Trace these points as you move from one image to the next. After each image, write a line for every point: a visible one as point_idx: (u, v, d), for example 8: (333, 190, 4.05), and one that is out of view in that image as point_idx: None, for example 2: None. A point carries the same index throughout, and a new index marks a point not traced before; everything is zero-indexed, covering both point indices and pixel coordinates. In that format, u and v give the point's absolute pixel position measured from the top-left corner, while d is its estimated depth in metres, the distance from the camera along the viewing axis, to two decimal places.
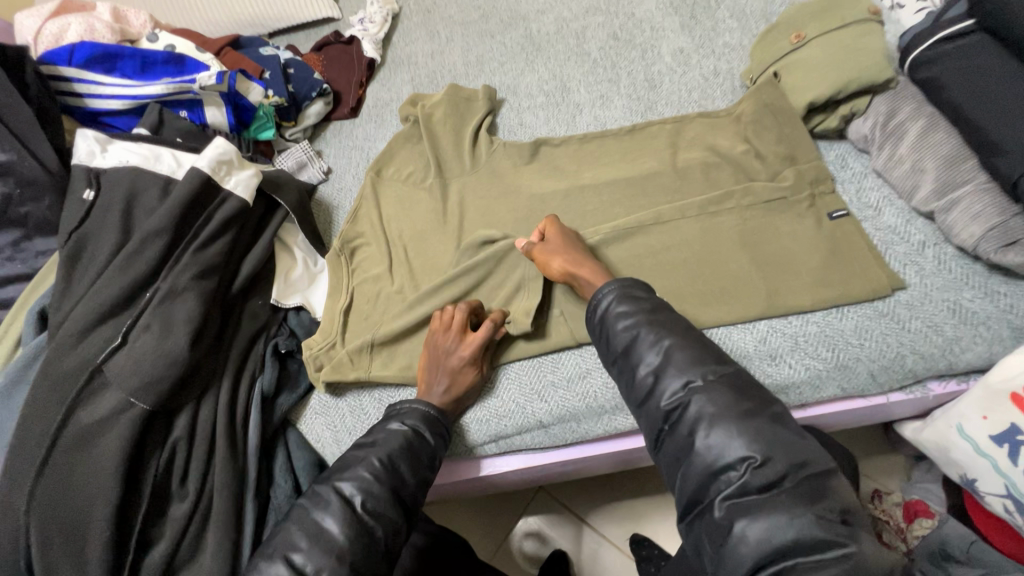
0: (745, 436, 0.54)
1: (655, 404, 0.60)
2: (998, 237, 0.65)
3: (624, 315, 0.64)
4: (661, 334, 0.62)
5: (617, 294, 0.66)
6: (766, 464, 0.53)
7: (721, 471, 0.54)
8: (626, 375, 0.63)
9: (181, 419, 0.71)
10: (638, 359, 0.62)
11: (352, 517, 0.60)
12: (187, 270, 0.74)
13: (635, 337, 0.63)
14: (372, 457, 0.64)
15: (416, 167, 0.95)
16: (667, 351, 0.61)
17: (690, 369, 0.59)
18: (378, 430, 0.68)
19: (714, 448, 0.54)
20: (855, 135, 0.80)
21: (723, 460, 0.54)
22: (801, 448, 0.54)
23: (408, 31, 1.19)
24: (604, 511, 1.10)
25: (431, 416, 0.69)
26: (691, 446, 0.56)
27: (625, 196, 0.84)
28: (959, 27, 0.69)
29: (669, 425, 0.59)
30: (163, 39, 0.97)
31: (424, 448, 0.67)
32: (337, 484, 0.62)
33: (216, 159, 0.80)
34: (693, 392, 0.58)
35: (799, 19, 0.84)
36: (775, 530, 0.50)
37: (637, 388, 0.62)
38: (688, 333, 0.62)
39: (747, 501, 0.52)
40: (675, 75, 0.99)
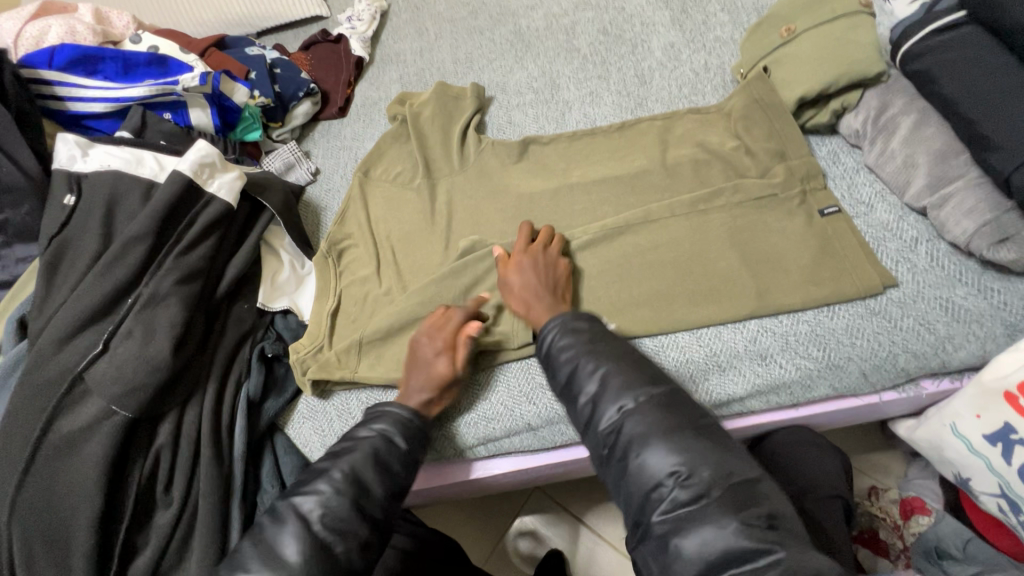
0: (672, 452, 0.54)
1: (594, 430, 0.59)
2: (990, 233, 0.63)
3: (565, 347, 0.64)
4: (598, 362, 0.61)
5: (559, 329, 0.65)
6: (692, 477, 0.52)
7: (653, 488, 0.53)
8: (569, 406, 0.62)
9: (165, 426, 0.70)
10: (578, 389, 0.61)
11: (310, 535, 0.57)
12: (169, 274, 0.73)
13: (575, 367, 0.62)
14: (334, 469, 0.61)
15: (404, 167, 0.94)
16: (603, 380, 0.60)
17: (622, 393, 0.58)
18: (348, 437, 0.65)
19: (645, 465, 0.54)
20: (847, 130, 0.78)
21: (653, 478, 0.53)
22: (727, 460, 0.53)
23: (397, 28, 1.18)
24: (599, 510, 1.09)
25: (408, 424, 0.67)
26: (626, 467, 0.55)
27: (613, 195, 0.83)
28: (948, 19, 0.68)
29: (607, 449, 0.58)
30: (146, 41, 0.96)
31: (396, 454, 0.65)
32: (296, 500, 0.59)
33: (199, 162, 0.79)
34: (625, 416, 0.57)
35: (788, 12, 0.83)
36: (706, 543, 0.49)
37: (579, 416, 0.61)
38: (626, 357, 0.62)
39: (680, 517, 0.51)
40: (665, 70, 0.97)
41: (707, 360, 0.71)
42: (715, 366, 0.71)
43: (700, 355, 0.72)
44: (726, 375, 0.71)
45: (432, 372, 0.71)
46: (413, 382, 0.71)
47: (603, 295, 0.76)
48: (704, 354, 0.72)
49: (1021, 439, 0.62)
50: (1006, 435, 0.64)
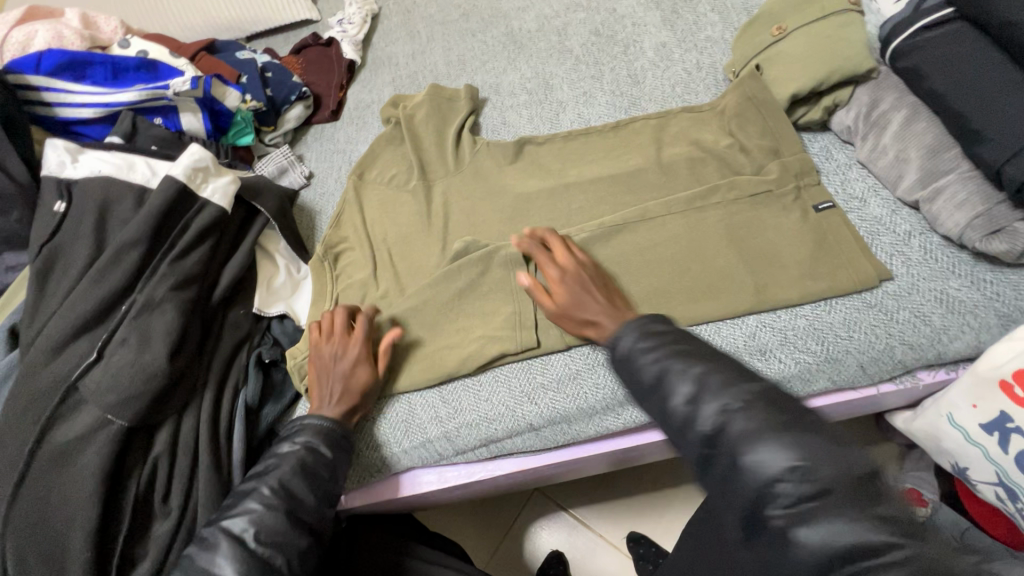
0: (789, 439, 0.40)
1: (689, 434, 0.45)
2: (983, 225, 0.64)
3: (648, 348, 0.50)
4: (664, 337, 0.53)
5: (636, 330, 0.52)
6: (821, 470, 0.38)
7: (768, 484, 0.39)
8: (655, 413, 0.48)
9: (162, 435, 0.69)
10: (669, 390, 0.47)
11: (245, 554, 0.57)
12: (164, 280, 0.72)
13: (642, 351, 0.53)
14: (261, 487, 0.62)
15: (399, 170, 0.93)
16: (700, 379, 0.46)
17: (727, 389, 0.44)
18: (269, 455, 0.66)
19: (757, 466, 0.40)
20: (839, 126, 0.79)
21: (766, 472, 0.39)
22: (852, 455, 0.39)
23: (389, 31, 1.18)
24: (601, 509, 1.09)
25: (325, 428, 0.67)
26: (733, 463, 0.41)
27: (610, 194, 0.83)
28: (938, 16, 0.67)
29: (706, 455, 0.44)
30: (135, 46, 0.95)
31: (322, 462, 0.65)
32: (226, 523, 0.59)
33: (192, 166, 0.78)
34: (732, 417, 0.42)
35: (779, 11, 0.84)
36: (833, 534, 0.37)
37: (668, 423, 0.47)
38: (721, 353, 0.48)
39: (805, 512, 0.38)
40: (658, 70, 0.98)
41: None
42: None
43: None
44: None
45: (349, 387, 0.71)
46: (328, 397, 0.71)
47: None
48: None
49: (1017, 427, 0.63)
50: (1002, 424, 0.64)
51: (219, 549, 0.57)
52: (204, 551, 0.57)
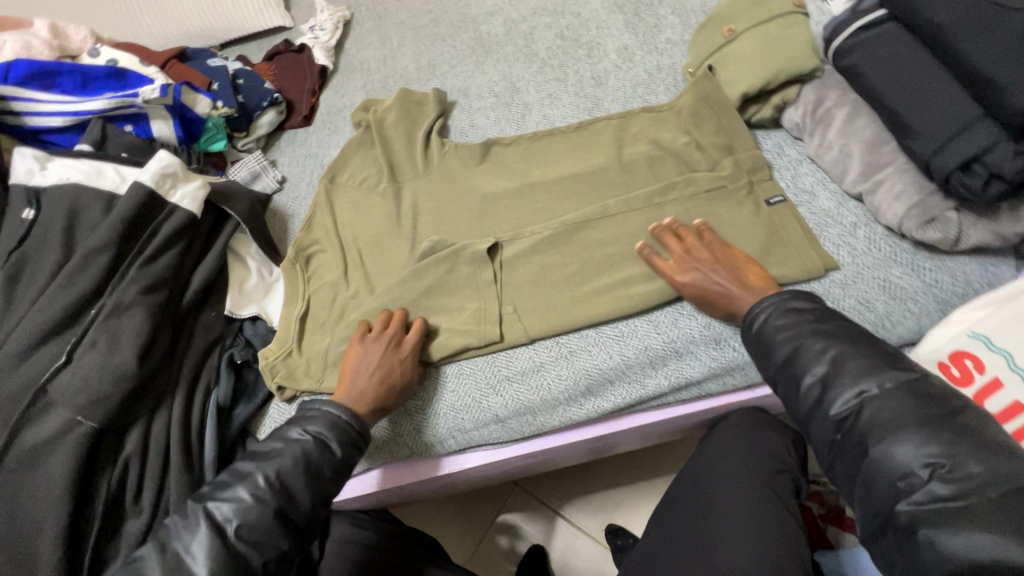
0: (928, 441, 0.52)
1: (823, 416, 0.59)
2: (918, 215, 0.68)
3: (784, 325, 0.64)
4: (828, 344, 0.61)
5: (775, 308, 0.66)
6: (956, 473, 0.50)
7: (903, 477, 0.52)
8: (789, 387, 0.62)
9: (132, 435, 0.70)
10: (803, 369, 0.61)
11: (224, 548, 0.59)
12: (133, 284, 0.73)
13: (799, 346, 0.62)
14: (258, 475, 0.62)
15: (370, 172, 0.94)
16: (833, 362, 0.59)
17: (866, 377, 0.57)
18: (277, 437, 0.66)
19: (894, 454, 0.53)
20: (789, 124, 0.82)
21: (903, 466, 0.53)
22: (1002, 464, 0.50)
23: (361, 37, 1.20)
24: (579, 503, 1.12)
25: (341, 423, 0.67)
26: (868, 451, 0.55)
27: (574, 192, 0.86)
28: (874, 16, 0.69)
29: (840, 435, 0.58)
30: (104, 54, 0.96)
31: (328, 459, 0.65)
32: (212, 506, 0.61)
33: (160, 172, 0.79)
34: (866, 401, 0.56)
35: (729, 14, 0.87)
36: (971, 543, 0.47)
37: (802, 398, 0.61)
38: (849, 335, 0.61)
39: (937, 510, 0.50)
40: (620, 71, 1.01)
41: (665, 346, 0.75)
42: (673, 351, 0.75)
43: (659, 342, 0.75)
44: (683, 360, 0.75)
45: (397, 388, 0.73)
46: (373, 389, 0.71)
47: (563, 288, 0.79)
48: (662, 340, 0.75)
49: None
50: None
51: (198, 531, 0.59)
52: (185, 531, 0.60)
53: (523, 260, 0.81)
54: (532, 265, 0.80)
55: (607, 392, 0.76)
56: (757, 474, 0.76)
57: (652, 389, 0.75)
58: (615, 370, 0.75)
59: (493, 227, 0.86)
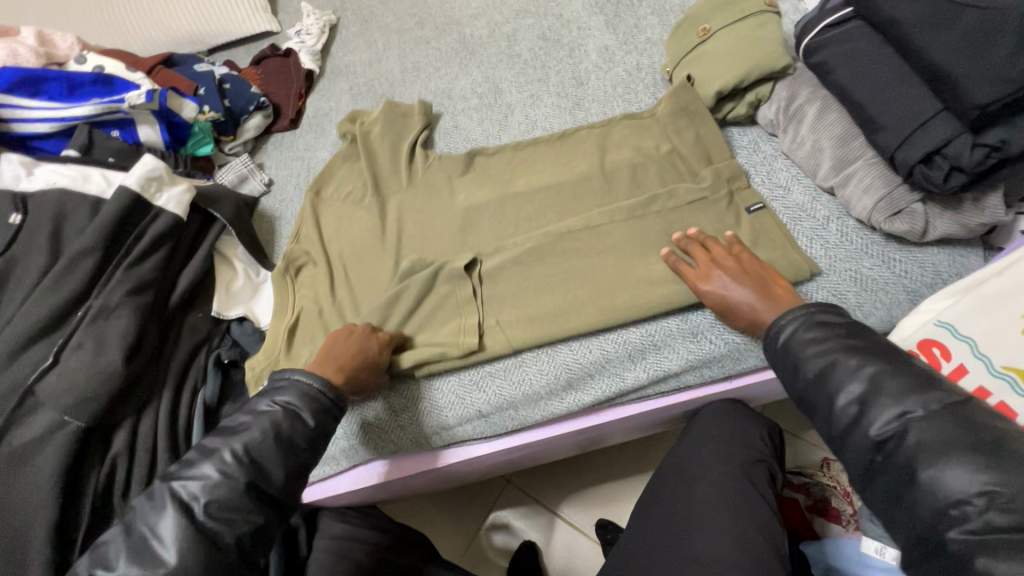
0: (984, 470, 0.48)
1: (862, 436, 0.55)
2: (885, 208, 0.69)
3: (813, 340, 0.61)
4: (864, 361, 0.57)
5: (804, 322, 0.63)
6: (1015, 503, 0.46)
7: (954, 505, 0.48)
8: (822, 405, 0.59)
9: (120, 434, 0.72)
10: (837, 387, 0.58)
11: (192, 527, 0.57)
12: (119, 286, 0.74)
13: (832, 363, 0.59)
14: (225, 451, 0.61)
15: (354, 186, 0.95)
16: (870, 380, 0.56)
17: (908, 398, 0.53)
18: (245, 412, 0.65)
19: (944, 481, 0.49)
20: (763, 120, 0.84)
21: (955, 495, 0.48)
22: None
23: (346, 41, 1.21)
24: (570, 498, 1.13)
25: (308, 392, 0.66)
26: (914, 478, 0.51)
27: (557, 203, 0.87)
28: (839, 15, 0.71)
29: (880, 457, 0.54)
30: (90, 61, 0.97)
31: (299, 432, 0.64)
32: (177, 485, 0.59)
33: (146, 176, 0.81)
34: (911, 424, 0.52)
35: (704, 15, 0.88)
36: None
37: (836, 417, 0.58)
38: (884, 352, 0.57)
39: (993, 542, 0.46)
40: (600, 71, 1.03)
41: (643, 340, 0.76)
42: (651, 345, 0.76)
43: (637, 336, 0.77)
44: (662, 353, 0.76)
45: (365, 358, 0.73)
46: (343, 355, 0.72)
47: (545, 295, 0.79)
48: (641, 335, 0.76)
49: None
50: None
51: (165, 509, 0.57)
52: (151, 512, 0.57)
53: (506, 270, 0.82)
54: (515, 277, 0.81)
55: (587, 386, 0.77)
56: (733, 464, 0.78)
57: (631, 382, 0.76)
58: (595, 364, 0.76)
59: (477, 240, 0.87)
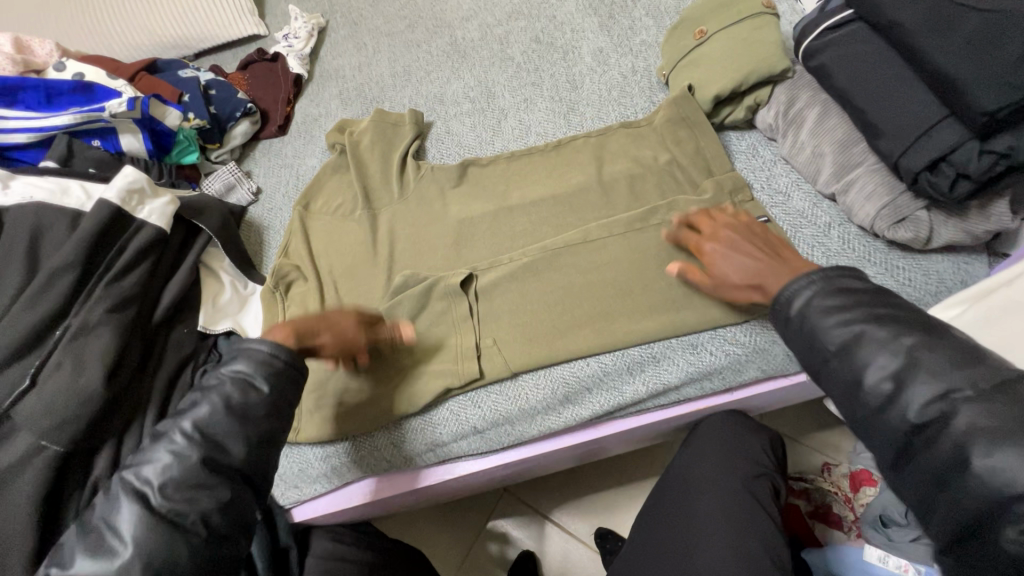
0: None
1: (897, 419, 0.49)
2: (889, 215, 0.68)
3: (837, 309, 0.53)
4: (898, 331, 0.50)
5: (823, 287, 0.55)
6: None
7: (1012, 498, 0.42)
8: (848, 382, 0.52)
9: (102, 457, 0.69)
10: (865, 361, 0.50)
11: (149, 512, 0.53)
12: (99, 303, 0.71)
13: (858, 335, 0.51)
14: (176, 430, 0.57)
15: (345, 199, 0.93)
16: (906, 356, 0.49)
17: (950, 374, 0.47)
18: (194, 390, 0.61)
19: (1000, 470, 0.43)
20: (762, 124, 0.82)
21: (1014, 486, 0.42)
22: None
23: (336, 44, 1.18)
24: (568, 508, 1.11)
25: (257, 355, 0.61)
26: (964, 465, 0.44)
27: (551, 215, 0.85)
28: (839, 17, 0.69)
29: (920, 440, 0.48)
30: (71, 69, 0.95)
31: (255, 400, 0.60)
32: (131, 475, 0.56)
33: (126, 188, 0.78)
34: (958, 405, 0.46)
35: (700, 16, 0.86)
36: None
37: (861, 394, 0.51)
38: (920, 320, 0.50)
39: None
40: (595, 74, 1.01)
41: (642, 352, 0.75)
42: (650, 357, 0.75)
43: (636, 349, 0.75)
44: (661, 365, 0.74)
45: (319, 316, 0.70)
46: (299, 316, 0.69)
47: (543, 318, 0.77)
48: (640, 348, 0.75)
49: None
50: None
51: (120, 500, 0.54)
52: (109, 506, 0.54)
53: (501, 286, 0.80)
54: (511, 295, 0.80)
55: (585, 400, 0.75)
56: (736, 478, 0.76)
57: (630, 396, 0.74)
58: (592, 378, 0.75)
59: (471, 254, 0.85)
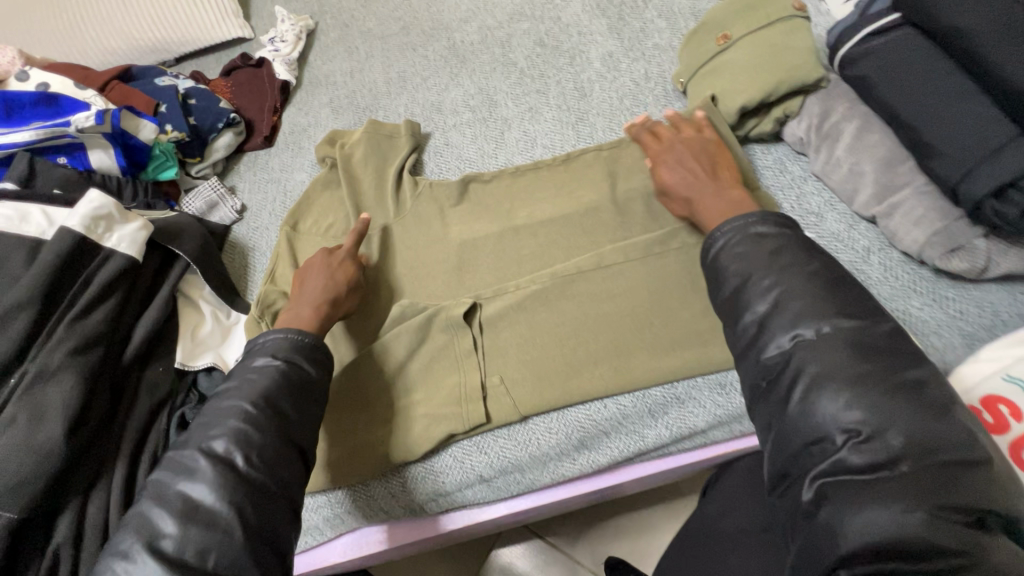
0: (856, 404, 0.45)
1: (756, 358, 0.52)
2: (941, 243, 0.61)
3: (740, 257, 0.56)
4: (778, 280, 0.53)
5: (736, 235, 0.58)
6: (874, 441, 0.44)
7: (815, 442, 0.47)
8: (729, 324, 0.56)
9: (64, 519, 0.62)
10: (745, 306, 0.54)
11: (236, 475, 0.53)
12: (61, 344, 0.64)
13: (747, 280, 0.55)
14: (243, 404, 0.57)
15: (336, 219, 0.86)
16: (774, 303, 0.52)
17: (811, 319, 0.50)
18: (243, 373, 0.61)
19: (816, 417, 0.47)
20: (792, 138, 0.75)
21: (820, 430, 0.46)
22: (934, 430, 0.44)
23: (326, 48, 1.11)
24: (580, 541, 1.04)
25: (306, 343, 0.63)
26: (788, 410, 0.49)
27: (561, 236, 0.78)
28: (885, 22, 0.62)
29: (766, 382, 0.51)
30: (34, 78, 0.87)
31: (306, 377, 0.61)
32: (206, 445, 0.55)
33: (92, 215, 0.70)
34: (800, 350, 0.49)
35: (724, 19, 0.79)
36: (875, 522, 0.42)
37: (739, 336, 0.54)
38: (836, 285, 0.52)
39: (845, 481, 0.45)
40: (605, 81, 0.94)
41: (665, 393, 0.69)
42: (674, 399, 0.68)
43: (658, 390, 0.69)
44: (686, 408, 0.68)
45: (328, 286, 0.71)
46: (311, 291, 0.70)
47: (555, 354, 0.70)
48: (662, 388, 0.69)
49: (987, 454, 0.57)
50: None
51: (198, 472, 0.53)
52: (183, 476, 0.53)
53: (508, 318, 0.73)
54: (518, 327, 0.73)
55: (602, 444, 0.69)
56: None
57: (652, 441, 0.68)
58: (610, 421, 0.68)
59: (474, 280, 0.78)
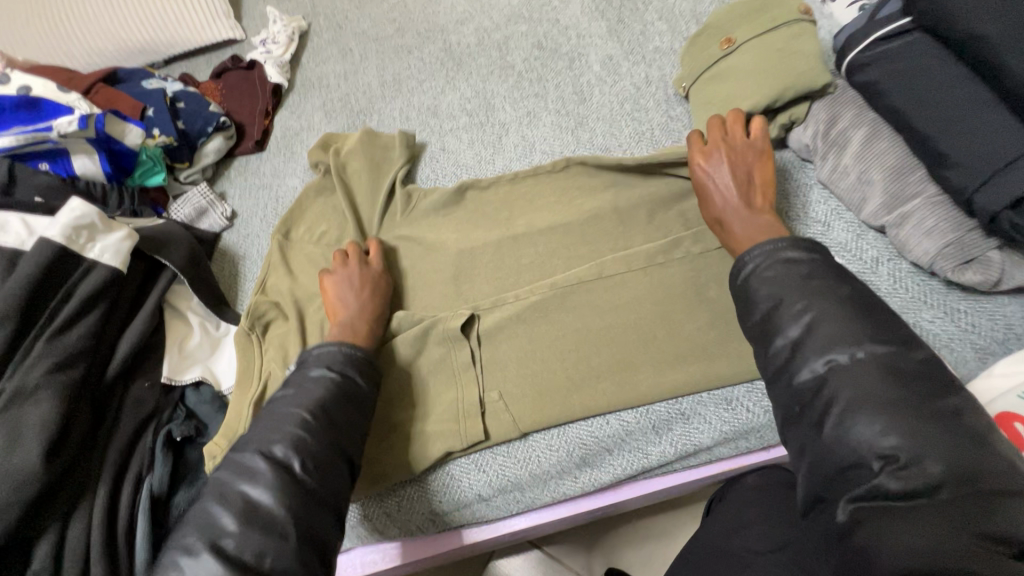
0: (892, 425, 0.44)
1: (790, 381, 0.50)
2: (954, 255, 0.59)
3: (769, 279, 0.55)
4: (810, 303, 0.51)
5: (766, 257, 0.56)
6: (911, 468, 0.42)
7: (851, 467, 0.45)
8: (761, 347, 0.54)
9: (43, 545, 0.59)
10: (777, 328, 0.52)
11: (294, 482, 0.51)
12: (38, 363, 0.61)
13: (778, 303, 0.53)
14: (299, 411, 0.55)
15: (329, 226, 0.82)
16: (810, 326, 0.50)
17: (844, 340, 0.48)
18: (298, 382, 0.59)
19: (852, 440, 0.45)
20: (797, 144, 0.72)
21: (856, 456, 0.44)
22: (970, 455, 0.42)
23: (318, 50, 1.08)
24: (580, 557, 1.01)
25: (358, 357, 0.62)
26: (822, 434, 0.47)
27: (561, 245, 0.76)
28: (896, 26, 0.61)
29: (799, 406, 0.49)
30: (15, 80, 0.84)
31: (358, 388, 0.60)
32: (267, 449, 0.52)
33: (73, 224, 0.68)
34: (835, 372, 0.47)
35: (727, 23, 0.77)
36: (914, 548, 0.40)
37: (768, 361, 0.53)
38: (846, 296, 0.51)
39: (882, 508, 0.42)
40: (605, 85, 0.91)
41: (669, 409, 0.67)
42: (679, 415, 0.66)
43: (662, 406, 0.67)
44: (691, 424, 0.66)
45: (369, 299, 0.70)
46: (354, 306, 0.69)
47: (556, 369, 0.68)
48: (667, 405, 0.67)
49: None
50: None
51: (258, 475, 0.50)
52: (245, 478, 0.50)
53: (507, 330, 0.71)
54: (517, 340, 0.70)
55: (605, 462, 0.67)
56: None
57: (657, 458, 0.66)
58: (613, 438, 0.66)
59: (473, 290, 0.76)
